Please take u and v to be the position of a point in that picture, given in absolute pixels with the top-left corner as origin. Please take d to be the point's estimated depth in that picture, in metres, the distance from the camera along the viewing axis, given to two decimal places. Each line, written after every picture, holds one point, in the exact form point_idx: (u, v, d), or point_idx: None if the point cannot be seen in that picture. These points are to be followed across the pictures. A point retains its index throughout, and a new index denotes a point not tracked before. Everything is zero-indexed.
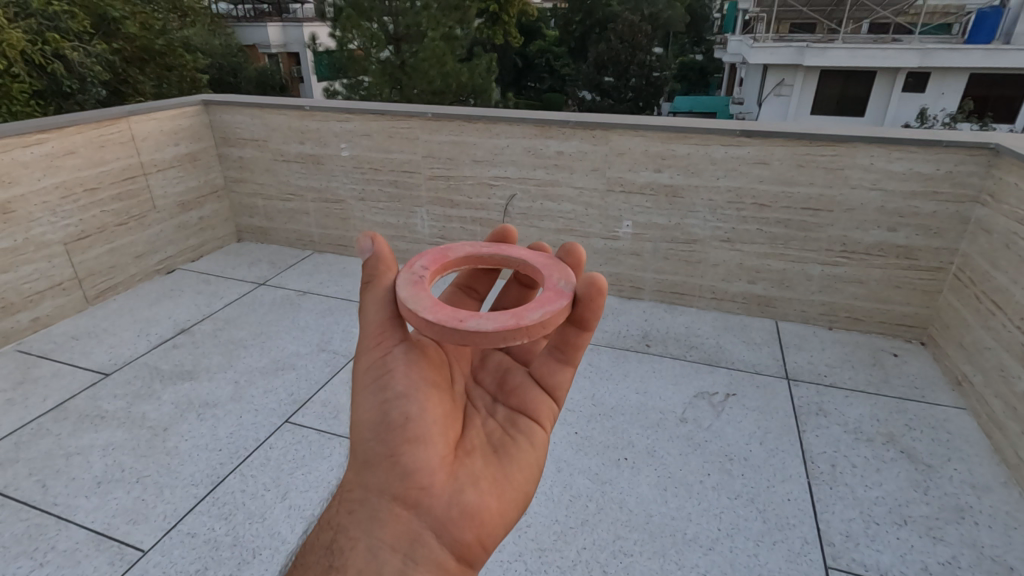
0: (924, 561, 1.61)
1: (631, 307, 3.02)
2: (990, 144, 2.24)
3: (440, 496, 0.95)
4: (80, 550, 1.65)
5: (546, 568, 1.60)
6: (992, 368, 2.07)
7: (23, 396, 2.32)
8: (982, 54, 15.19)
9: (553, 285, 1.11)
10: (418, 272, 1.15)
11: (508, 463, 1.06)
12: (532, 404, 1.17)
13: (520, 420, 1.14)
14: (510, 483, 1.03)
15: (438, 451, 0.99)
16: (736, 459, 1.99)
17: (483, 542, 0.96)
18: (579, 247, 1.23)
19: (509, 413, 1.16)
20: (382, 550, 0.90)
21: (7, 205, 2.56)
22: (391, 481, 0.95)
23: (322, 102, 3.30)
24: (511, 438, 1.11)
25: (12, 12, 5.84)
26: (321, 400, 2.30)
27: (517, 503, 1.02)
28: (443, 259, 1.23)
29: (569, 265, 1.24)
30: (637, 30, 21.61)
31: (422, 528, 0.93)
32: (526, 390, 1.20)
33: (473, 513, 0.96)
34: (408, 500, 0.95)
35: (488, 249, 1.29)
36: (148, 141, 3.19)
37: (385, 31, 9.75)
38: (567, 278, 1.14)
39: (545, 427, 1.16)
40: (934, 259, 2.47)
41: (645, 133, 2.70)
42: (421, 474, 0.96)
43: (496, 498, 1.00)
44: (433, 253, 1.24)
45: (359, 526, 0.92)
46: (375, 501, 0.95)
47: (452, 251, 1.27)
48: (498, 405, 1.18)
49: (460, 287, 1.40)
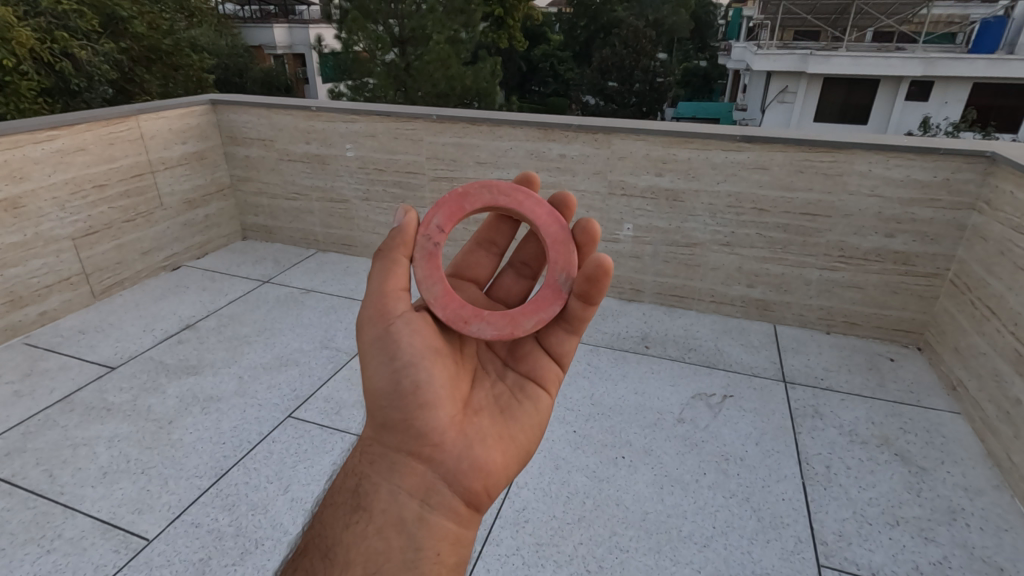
0: (915, 560, 1.63)
1: (630, 309, 3.05)
2: (987, 153, 2.27)
3: (452, 450, 1.02)
4: (87, 538, 1.68)
5: (543, 561, 1.63)
6: (987, 374, 2.10)
7: (30, 388, 2.36)
8: (987, 64, 15.23)
9: (553, 279, 1.19)
10: (434, 235, 1.16)
11: (514, 422, 1.12)
12: (541, 367, 1.22)
13: (528, 386, 1.20)
14: (514, 441, 1.10)
15: (447, 412, 1.04)
16: (732, 458, 2.02)
17: (488, 494, 1.04)
18: (595, 223, 1.22)
19: (516, 379, 1.21)
20: (400, 496, 0.98)
21: (18, 199, 2.61)
22: (406, 439, 1.02)
23: (329, 103, 3.35)
24: (517, 401, 1.16)
25: (21, 10, 5.90)
26: (323, 396, 2.33)
27: (520, 458, 1.09)
28: (460, 214, 1.19)
29: (582, 238, 1.24)
30: (642, 36, 21.79)
31: (435, 479, 1.00)
32: (536, 357, 1.24)
33: (480, 467, 1.03)
34: (420, 454, 1.01)
35: (507, 199, 1.21)
36: (156, 139, 3.24)
37: (392, 33, 9.90)
38: (568, 265, 1.19)
39: (553, 390, 1.22)
40: (931, 265, 2.50)
41: (647, 138, 2.73)
42: (433, 432, 1.02)
43: (501, 454, 1.06)
44: (449, 204, 1.18)
45: (383, 474, 1.00)
46: (391, 455, 1.02)
47: (469, 198, 1.20)
48: (508, 370, 1.22)
49: (481, 243, 1.42)
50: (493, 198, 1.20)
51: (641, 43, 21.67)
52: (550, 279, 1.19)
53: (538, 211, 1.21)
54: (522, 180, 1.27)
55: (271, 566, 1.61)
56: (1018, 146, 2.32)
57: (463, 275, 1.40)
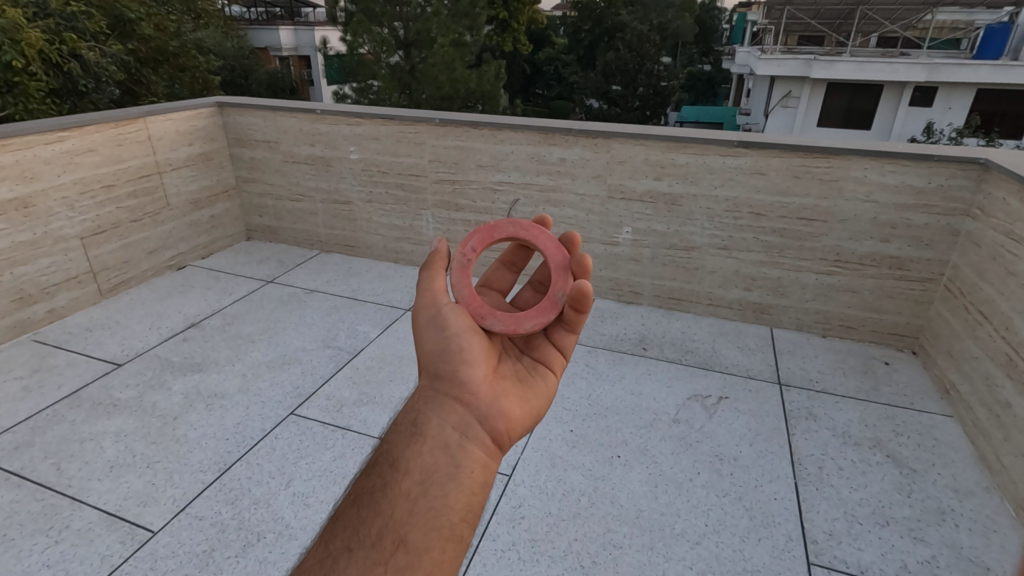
0: (903, 559, 1.66)
1: (629, 310, 3.09)
2: (980, 160, 2.30)
3: (486, 396, 1.01)
4: (93, 530, 1.73)
5: (538, 557, 1.66)
6: (979, 377, 2.13)
7: (38, 384, 2.41)
8: (990, 70, 15.25)
9: (552, 294, 1.23)
10: (468, 254, 1.28)
11: (531, 389, 1.11)
12: (552, 358, 1.21)
13: (539, 367, 1.18)
14: (534, 403, 1.08)
15: (481, 368, 1.06)
16: (725, 458, 2.05)
17: (513, 440, 1.02)
18: (588, 258, 1.21)
19: (527, 363, 1.19)
20: (446, 425, 0.96)
21: (29, 199, 2.67)
22: (450, 385, 1.03)
23: (333, 106, 3.40)
24: (534, 375, 1.15)
25: (31, 11, 5.98)
26: (325, 394, 2.37)
27: (537, 417, 1.07)
28: (490, 240, 1.31)
29: (575, 270, 1.22)
30: (647, 40, 21.85)
31: (473, 418, 0.99)
32: (542, 345, 1.23)
33: (508, 416, 1.01)
34: (461, 397, 1.01)
35: (525, 233, 1.30)
36: (164, 140, 3.30)
37: (395, 35, 9.98)
38: (564, 286, 1.23)
39: (559, 373, 1.20)
40: (926, 270, 2.53)
41: (646, 143, 2.78)
42: (470, 381, 1.03)
43: (523, 409, 1.05)
44: (481, 231, 1.31)
45: (429, 407, 0.99)
46: (436, 396, 1.01)
47: (499, 229, 1.31)
48: (523, 356, 1.21)
49: (503, 262, 1.44)
50: (517, 232, 1.31)
51: (645, 48, 21.75)
52: (550, 294, 1.23)
53: (545, 242, 1.27)
54: (537, 222, 1.31)
55: (270, 558, 1.65)
56: (1011, 153, 2.34)
57: (487, 286, 1.42)
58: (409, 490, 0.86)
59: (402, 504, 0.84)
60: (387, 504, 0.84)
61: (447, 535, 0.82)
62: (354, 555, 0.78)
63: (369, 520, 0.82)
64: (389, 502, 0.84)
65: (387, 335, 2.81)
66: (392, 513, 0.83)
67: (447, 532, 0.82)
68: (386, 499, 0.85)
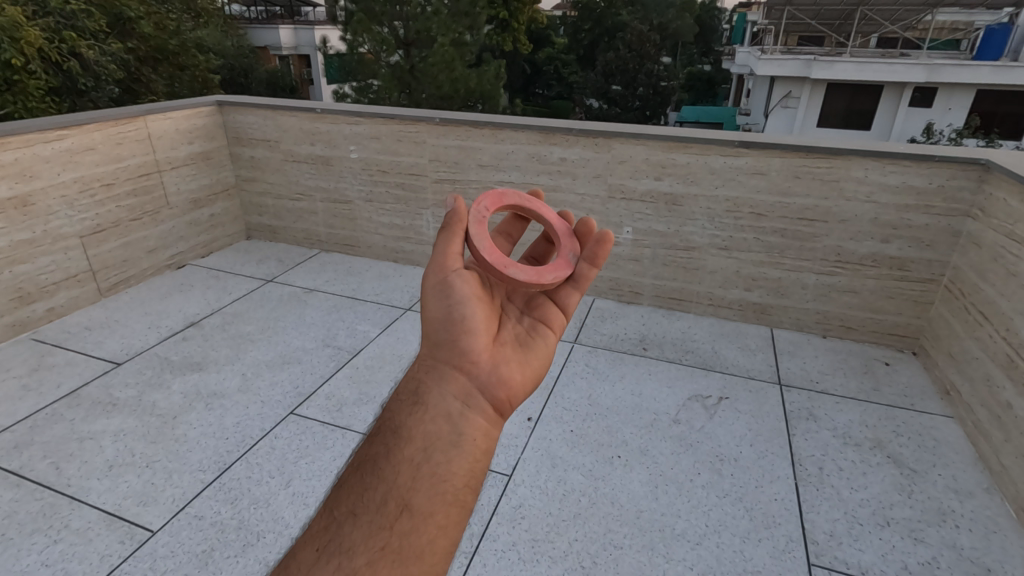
0: (904, 560, 1.66)
1: (629, 311, 3.09)
2: (981, 161, 2.30)
3: (486, 364, 0.98)
4: (93, 529, 1.72)
5: (538, 557, 1.66)
6: (979, 378, 2.12)
7: (37, 383, 2.40)
8: (990, 71, 15.24)
9: (566, 253, 1.30)
10: (483, 211, 1.31)
11: (533, 352, 1.08)
12: (556, 316, 1.19)
13: (541, 328, 1.15)
14: (534, 369, 1.05)
15: (483, 336, 1.02)
16: (725, 459, 2.05)
17: (514, 407, 0.99)
18: (593, 221, 1.37)
19: (529, 323, 1.15)
20: (446, 394, 0.91)
21: (28, 198, 2.66)
22: (451, 353, 0.98)
23: (333, 106, 3.39)
24: (535, 337, 1.12)
25: (31, 9, 5.97)
26: (325, 394, 2.37)
27: (537, 383, 1.04)
28: (500, 204, 1.37)
29: (580, 232, 1.37)
30: (647, 40, 21.84)
31: (474, 387, 0.95)
32: (543, 305, 1.20)
33: (508, 384, 0.98)
34: (462, 366, 0.97)
35: (529, 204, 1.42)
36: (164, 139, 3.29)
37: (395, 34, 9.98)
38: (574, 248, 1.33)
39: (560, 331, 1.17)
40: (927, 271, 2.53)
41: (646, 143, 2.77)
42: (472, 349, 0.99)
43: (523, 376, 1.02)
44: (491, 196, 1.37)
45: (431, 375, 0.94)
46: (436, 364, 0.96)
47: (506, 197, 1.40)
48: (524, 316, 1.17)
49: (499, 231, 1.43)
50: (522, 202, 1.42)
51: (645, 48, 21.76)
52: (561, 254, 1.30)
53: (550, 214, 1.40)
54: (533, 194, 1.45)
55: (270, 558, 1.64)
56: (1013, 153, 2.34)
57: None
58: (412, 457, 0.81)
59: (405, 470, 0.80)
60: (389, 470, 0.80)
61: (451, 500, 0.79)
62: (359, 519, 0.76)
63: (372, 485, 0.78)
64: (393, 469, 0.80)
65: (387, 334, 2.81)
66: (395, 479, 0.79)
67: (451, 497, 0.79)
68: (389, 465, 0.80)
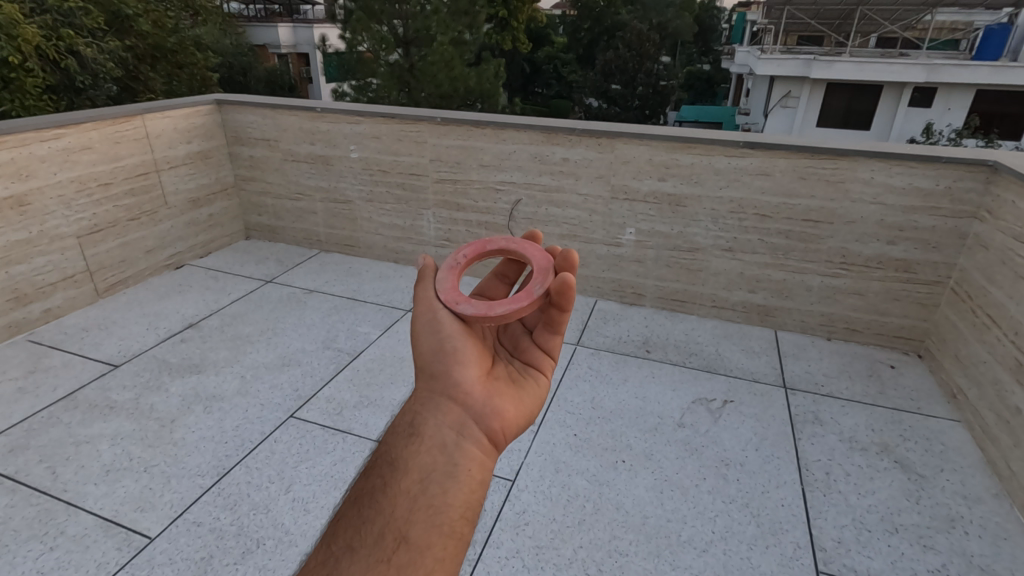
0: (914, 568, 1.64)
1: (632, 312, 3.06)
2: (989, 162, 2.27)
3: (480, 396, 0.98)
4: (89, 536, 1.69)
5: (542, 565, 1.63)
6: (987, 382, 2.10)
7: (34, 385, 2.37)
8: (990, 71, 15.23)
9: (529, 288, 1.14)
10: (459, 260, 1.26)
11: (525, 390, 1.07)
12: (539, 359, 1.15)
13: (529, 370, 1.13)
14: (527, 404, 1.04)
15: (475, 368, 1.03)
16: (731, 463, 2.03)
17: (509, 439, 0.98)
18: (574, 254, 1.17)
19: (518, 365, 1.14)
20: (442, 425, 0.93)
21: (24, 197, 2.62)
22: (445, 384, 1.00)
23: (333, 105, 3.36)
24: (525, 376, 1.11)
25: (27, 7, 5.90)
26: (325, 397, 2.34)
27: (532, 417, 1.04)
28: (482, 250, 1.30)
29: (561, 266, 1.19)
30: (647, 39, 21.79)
31: (469, 417, 0.96)
32: (531, 348, 1.18)
33: (503, 415, 0.98)
34: (457, 396, 0.98)
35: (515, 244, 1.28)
36: (162, 138, 3.26)
37: (395, 33, 9.94)
38: (542, 280, 1.14)
39: (546, 375, 1.13)
40: (933, 272, 2.51)
41: (650, 143, 2.74)
42: (463, 380, 1.00)
43: (518, 409, 1.01)
44: (473, 243, 1.31)
45: (426, 408, 0.96)
46: (432, 396, 0.98)
47: (491, 242, 1.31)
48: (513, 359, 1.16)
49: (496, 274, 1.38)
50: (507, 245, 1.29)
51: (645, 47, 21.72)
52: (528, 287, 1.14)
53: (532, 252, 1.24)
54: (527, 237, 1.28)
55: (270, 567, 1.61)
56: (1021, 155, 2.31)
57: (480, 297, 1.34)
58: (409, 488, 0.83)
59: (402, 502, 0.81)
60: (387, 502, 0.81)
61: (447, 531, 0.79)
62: (357, 553, 0.76)
63: (371, 518, 0.80)
64: (391, 500, 0.81)
65: (388, 336, 2.78)
66: (393, 511, 0.80)
67: (447, 529, 0.79)
68: (387, 498, 0.82)
